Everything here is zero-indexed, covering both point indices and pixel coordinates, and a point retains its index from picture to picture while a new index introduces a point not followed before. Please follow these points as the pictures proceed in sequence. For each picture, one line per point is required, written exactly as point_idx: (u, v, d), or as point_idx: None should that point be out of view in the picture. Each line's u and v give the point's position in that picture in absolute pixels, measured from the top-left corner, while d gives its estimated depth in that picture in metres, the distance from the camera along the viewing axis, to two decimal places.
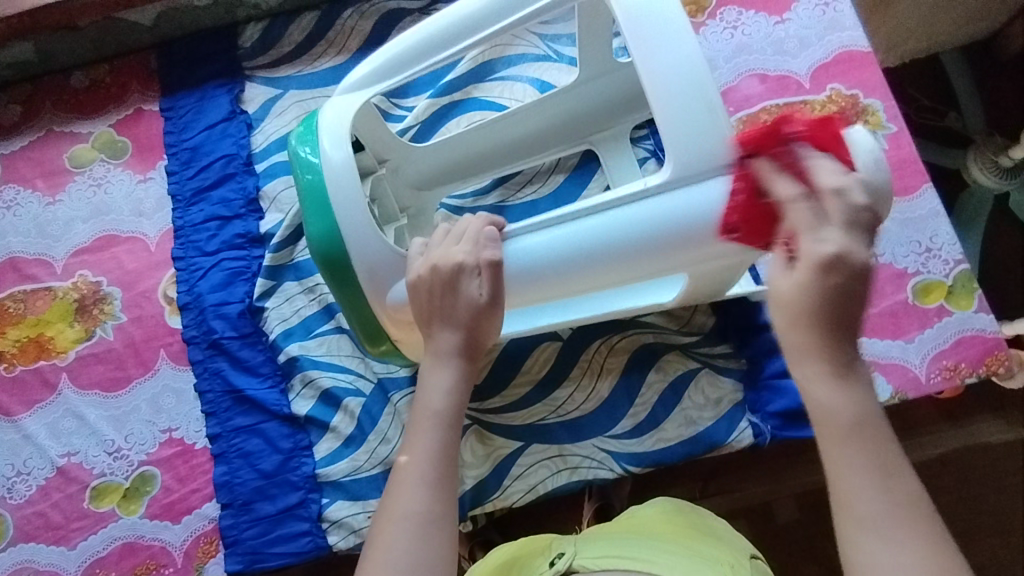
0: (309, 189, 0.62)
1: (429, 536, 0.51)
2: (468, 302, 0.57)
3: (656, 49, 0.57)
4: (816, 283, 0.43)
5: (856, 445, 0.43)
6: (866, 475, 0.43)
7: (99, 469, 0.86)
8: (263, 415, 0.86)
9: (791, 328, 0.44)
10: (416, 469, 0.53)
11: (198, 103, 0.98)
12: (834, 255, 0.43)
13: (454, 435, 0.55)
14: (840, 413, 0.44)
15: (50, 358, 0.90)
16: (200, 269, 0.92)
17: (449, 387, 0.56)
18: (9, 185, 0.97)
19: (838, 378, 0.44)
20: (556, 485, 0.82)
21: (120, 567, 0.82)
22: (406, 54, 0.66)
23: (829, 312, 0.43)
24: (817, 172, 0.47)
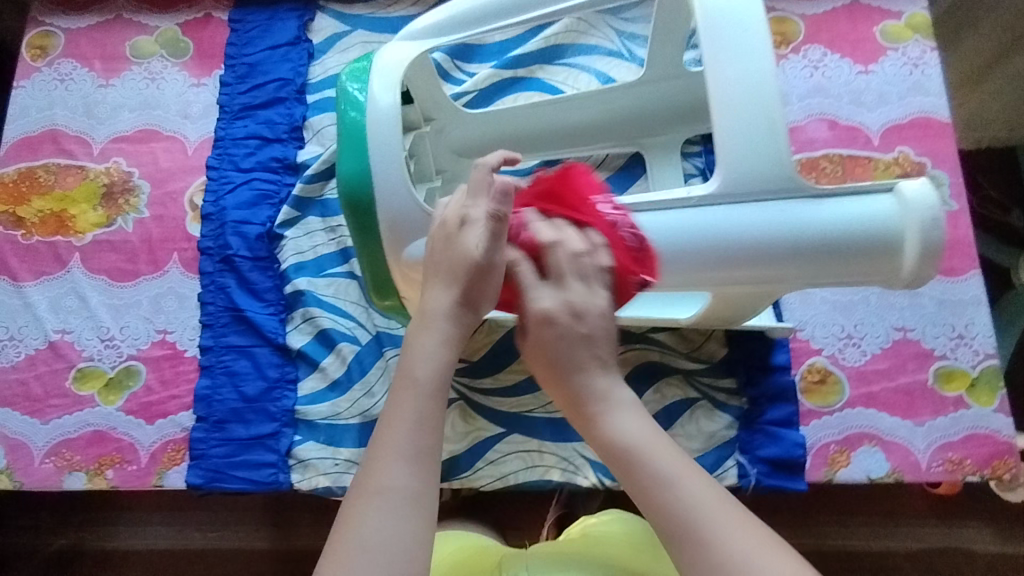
0: (350, 131, 0.61)
1: (406, 516, 0.44)
2: (462, 255, 0.52)
3: (727, 58, 0.54)
4: (536, 330, 0.50)
5: (643, 468, 0.45)
6: (666, 478, 0.45)
7: (88, 353, 0.86)
8: (258, 339, 0.86)
9: (550, 369, 0.51)
10: (397, 441, 0.46)
11: (266, 22, 0.98)
12: (577, 307, 0.50)
13: (436, 405, 0.48)
14: (618, 442, 0.47)
15: (67, 235, 0.90)
16: (230, 183, 0.91)
17: (432, 353, 0.50)
18: (67, 60, 0.98)
19: (609, 406, 0.49)
20: (527, 479, 0.81)
21: (86, 453, 0.83)
22: (474, 11, 0.64)
23: (543, 358, 0.51)
24: (537, 233, 0.53)
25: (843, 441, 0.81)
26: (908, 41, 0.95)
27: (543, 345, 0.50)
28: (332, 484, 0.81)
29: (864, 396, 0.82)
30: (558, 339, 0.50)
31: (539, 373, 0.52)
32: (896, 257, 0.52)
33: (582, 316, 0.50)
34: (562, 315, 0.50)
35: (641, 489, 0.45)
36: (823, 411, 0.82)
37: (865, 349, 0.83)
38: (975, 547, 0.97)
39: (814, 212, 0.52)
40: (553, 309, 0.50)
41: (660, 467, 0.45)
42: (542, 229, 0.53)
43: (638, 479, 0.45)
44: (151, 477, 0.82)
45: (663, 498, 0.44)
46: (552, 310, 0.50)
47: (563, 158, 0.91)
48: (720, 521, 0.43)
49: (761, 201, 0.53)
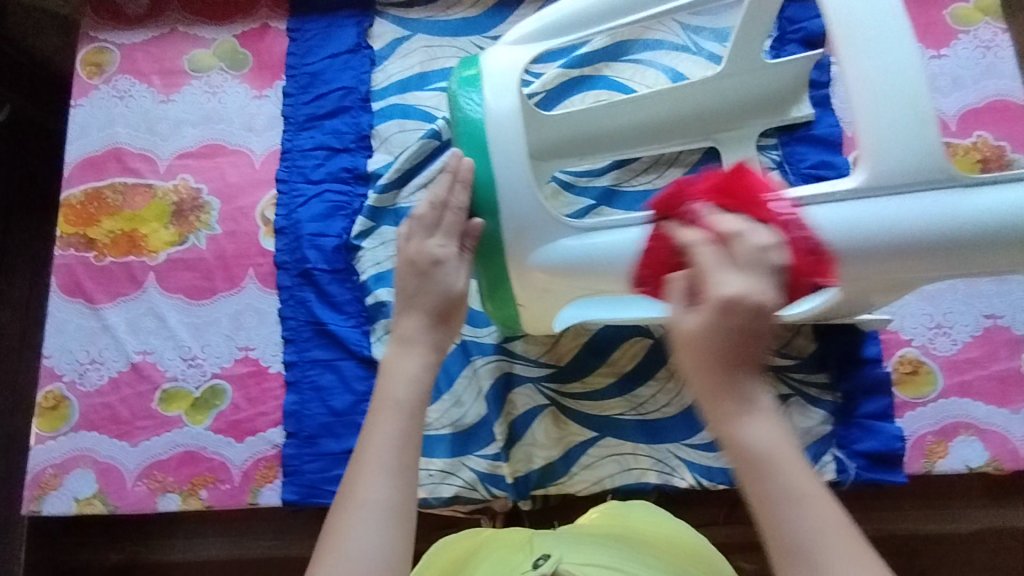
0: (470, 139, 0.61)
1: (395, 527, 0.49)
2: (443, 291, 0.59)
3: (865, 54, 0.55)
4: (711, 322, 0.46)
5: (766, 475, 0.45)
6: (788, 503, 0.44)
7: (171, 374, 0.86)
8: (342, 353, 0.85)
9: (692, 359, 0.47)
10: (380, 457, 0.51)
11: (325, 29, 0.96)
12: (738, 296, 0.46)
13: (412, 419, 0.53)
14: (749, 450, 0.46)
15: (140, 255, 0.90)
16: (302, 196, 0.90)
17: (412, 375, 0.55)
18: (124, 76, 0.97)
19: (744, 411, 0.46)
20: (623, 483, 0.81)
21: (178, 473, 0.83)
22: (579, 16, 0.64)
23: (741, 353, 0.46)
24: (718, 222, 0.51)
25: (939, 432, 0.80)
26: (980, 24, 0.93)
27: (697, 338, 0.46)
28: (428, 495, 0.80)
29: (957, 385, 0.81)
30: (733, 334, 0.45)
31: (683, 360, 0.48)
32: None
33: (755, 331, 0.46)
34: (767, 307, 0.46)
35: (767, 495, 0.45)
36: (917, 402, 0.81)
37: (955, 337, 0.83)
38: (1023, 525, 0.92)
39: (973, 203, 0.53)
40: (714, 308, 0.46)
41: (791, 467, 0.45)
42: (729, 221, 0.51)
43: (775, 484, 0.45)
44: (246, 496, 0.82)
45: (790, 502, 0.44)
46: (725, 305, 0.46)
47: (638, 156, 0.90)
48: (826, 525, 0.44)
49: (922, 192, 0.54)
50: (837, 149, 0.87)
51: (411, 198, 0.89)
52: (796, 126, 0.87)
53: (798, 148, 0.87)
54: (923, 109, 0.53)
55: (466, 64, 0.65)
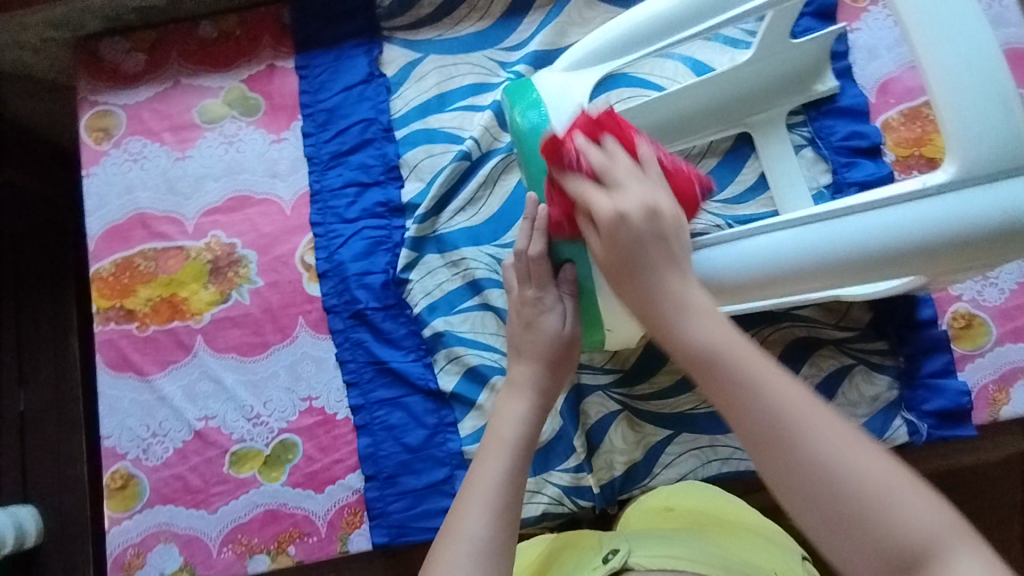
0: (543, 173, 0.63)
1: (489, 563, 0.54)
2: (548, 337, 0.65)
3: (939, 42, 0.56)
4: (629, 222, 0.51)
5: (722, 370, 0.45)
6: (748, 378, 0.44)
7: (238, 435, 0.85)
8: (407, 389, 0.85)
9: (607, 260, 0.52)
10: (483, 497, 0.57)
11: (334, 63, 0.94)
12: (643, 206, 0.52)
13: (518, 464, 0.60)
14: (696, 348, 0.47)
15: (184, 319, 0.88)
16: (340, 236, 0.89)
17: (518, 419, 0.63)
18: (134, 137, 0.94)
19: (676, 301, 0.49)
20: (706, 475, 0.82)
21: (263, 533, 0.82)
22: (623, 38, 0.66)
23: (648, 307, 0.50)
24: (590, 158, 0.54)
25: (1000, 379, 0.82)
26: None
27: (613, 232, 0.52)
28: None
29: (1011, 331, 0.83)
30: (628, 259, 0.51)
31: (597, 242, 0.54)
32: None
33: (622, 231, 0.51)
34: (655, 209, 0.52)
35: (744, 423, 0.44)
36: (975, 353, 0.83)
37: (1002, 286, 0.84)
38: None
39: None
40: (603, 221, 0.52)
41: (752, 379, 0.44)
42: (595, 156, 0.54)
43: (713, 372, 0.46)
44: (335, 545, 0.81)
45: (757, 402, 0.43)
46: (643, 209, 0.52)
47: (671, 151, 0.90)
48: (817, 422, 0.42)
49: (1001, 182, 0.54)
50: (865, 117, 0.88)
51: (451, 223, 0.88)
52: (821, 101, 0.89)
53: (828, 122, 0.89)
54: (1005, 91, 0.54)
55: (520, 93, 0.65)
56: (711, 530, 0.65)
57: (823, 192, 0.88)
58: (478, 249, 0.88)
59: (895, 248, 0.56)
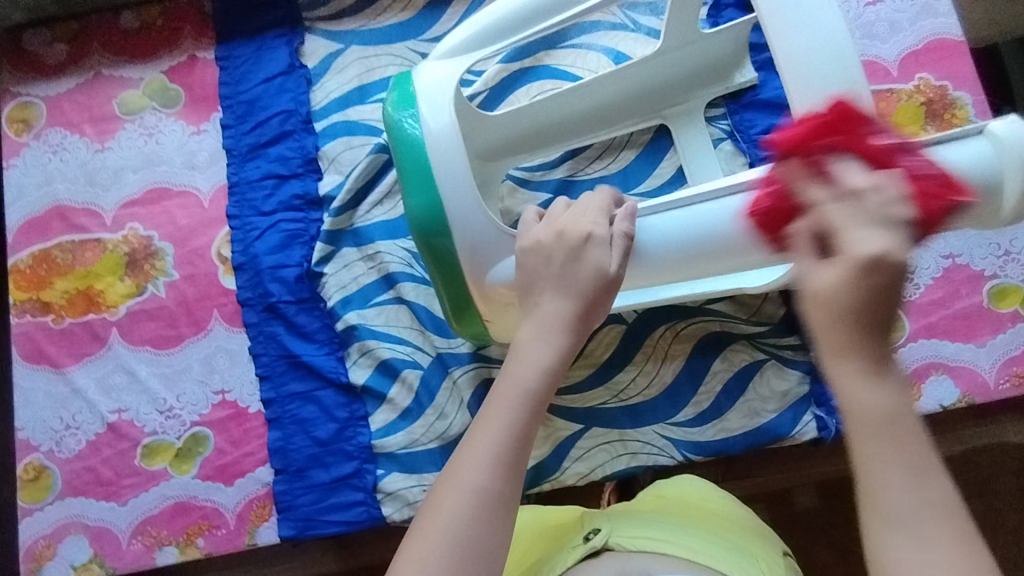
0: (415, 164, 0.64)
1: (492, 519, 0.45)
2: (590, 272, 0.53)
3: (791, 31, 0.59)
4: (855, 281, 0.34)
5: (887, 444, 0.34)
6: (907, 472, 0.34)
7: (151, 427, 0.85)
8: (319, 382, 0.84)
9: (833, 320, 0.35)
10: (488, 443, 0.47)
11: (255, 54, 0.93)
12: (879, 254, 0.34)
13: (534, 419, 0.49)
14: (873, 416, 0.35)
15: (99, 312, 0.88)
16: (255, 229, 0.88)
17: (548, 365, 0.50)
18: (55, 129, 0.94)
19: (873, 369, 0.35)
20: (616, 469, 0.82)
21: (172, 526, 0.82)
22: (498, 26, 0.67)
23: (868, 316, 0.35)
24: (842, 175, 0.39)
25: (912, 375, 0.83)
26: None
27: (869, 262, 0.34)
28: None
29: (923, 327, 0.83)
30: (862, 299, 0.34)
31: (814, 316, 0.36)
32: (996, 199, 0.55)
33: (877, 271, 0.34)
34: (886, 257, 0.34)
35: (878, 468, 0.34)
36: None
37: (917, 283, 0.84)
38: (1009, 439, 0.86)
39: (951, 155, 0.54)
40: (860, 264, 0.34)
41: (894, 458, 0.34)
42: (852, 174, 0.38)
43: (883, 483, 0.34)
44: (243, 537, 0.81)
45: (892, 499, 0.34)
46: (871, 253, 0.34)
47: (589, 143, 0.89)
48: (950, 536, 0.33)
49: None
50: (785, 110, 0.87)
51: (367, 216, 0.87)
52: (741, 92, 0.88)
53: (747, 115, 0.87)
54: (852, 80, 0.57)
55: (403, 84, 0.67)
56: (708, 529, 0.61)
57: None
58: (393, 242, 0.87)
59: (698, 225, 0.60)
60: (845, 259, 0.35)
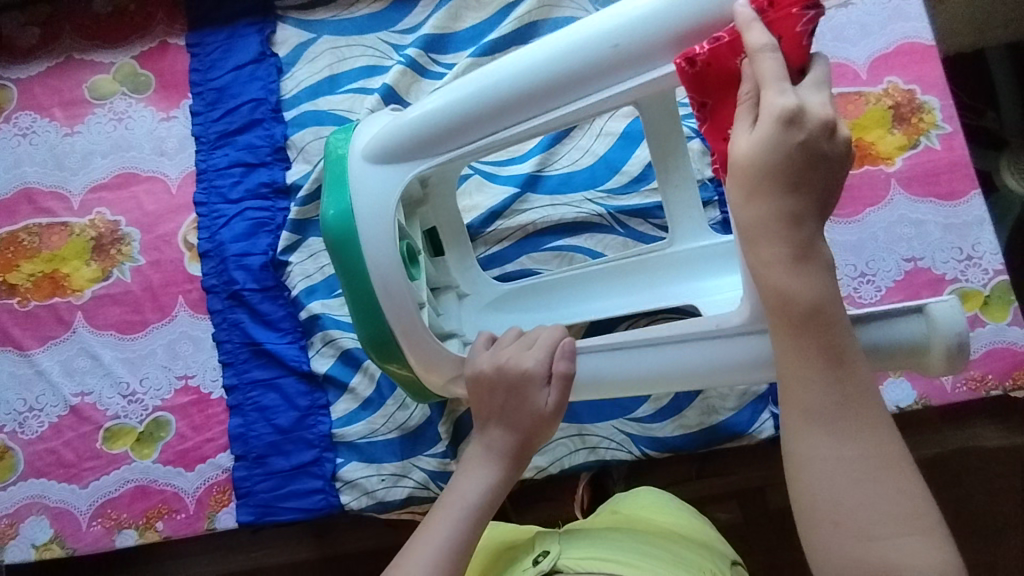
0: (354, 279, 0.65)
1: None
2: (529, 414, 0.59)
3: None
4: (773, 137, 0.43)
5: (806, 334, 0.44)
6: (812, 372, 0.44)
7: (113, 411, 0.85)
8: (282, 370, 0.85)
9: (751, 178, 0.44)
10: (428, 553, 0.54)
11: (226, 42, 0.93)
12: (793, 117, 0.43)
13: (475, 530, 0.57)
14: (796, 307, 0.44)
15: (65, 295, 0.88)
16: (222, 217, 0.89)
17: (488, 484, 0.59)
18: (25, 112, 0.94)
19: (797, 253, 0.43)
20: (574, 463, 0.83)
21: (132, 509, 0.83)
22: (422, 129, 0.62)
23: (786, 173, 0.43)
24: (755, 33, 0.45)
25: None
26: None
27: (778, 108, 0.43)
28: (381, 499, 0.81)
29: None
30: (767, 202, 0.43)
31: (732, 196, 0.45)
32: (922, 355, 0.57)
33: (797, 126, 0.43)
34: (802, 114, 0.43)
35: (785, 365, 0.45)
36: None
37: (878, 285, 0.85)
38: (984, 443, 0.87)
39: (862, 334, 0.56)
40: (778, 117, 0.43)
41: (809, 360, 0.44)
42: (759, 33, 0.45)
43: (790, 378, 0.45)
44: (202, 522, 0.82)
45: (806, 393, 0.44)
46: (784, 116, 0.43)
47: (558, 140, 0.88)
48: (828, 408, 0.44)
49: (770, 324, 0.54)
50: None
51: None
52: None
53: None
54: None
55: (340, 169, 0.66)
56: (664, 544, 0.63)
57: (707, 184, 0.87)
58: None
59: (664, 365, 0.60)
60: (768, 123, 0.43)
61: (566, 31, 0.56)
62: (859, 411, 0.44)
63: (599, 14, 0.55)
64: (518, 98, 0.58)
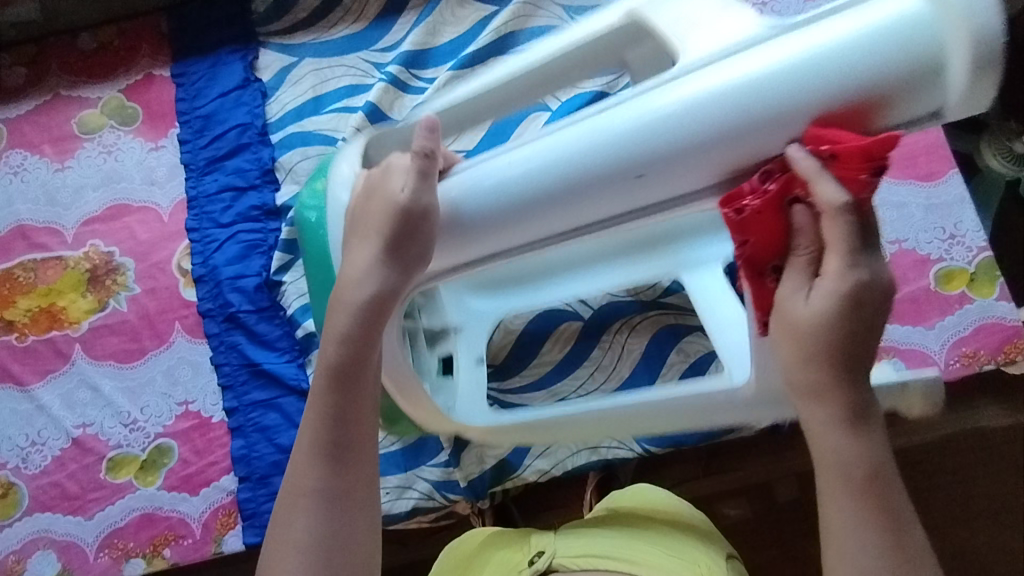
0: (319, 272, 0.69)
1: (334, 508, 0.50)
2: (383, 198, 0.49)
3: None
4: (837, 312, 0.39)
5: (855, 493, 0.43)
6: (855, 524, 0.43)
7: (115, 441, 0.85)
8: (281, 390, 0.85)
9: (801, 347, 0.41)
10: (316, 435, 0.50)
11: (210, 70, 0.95)
12: (859, 291, 0.39)
13: (343, 390, 0.50)
14: (848, 464, 0.43)
15: (62, 328, 0.89)
16: (215, 241, 0.90)
17: (343, 333, 0.50)
18: (16, 150, 0.95)
19: (852, 421, 0.42)
20: (577, 464, 0.83)
21: (138, 537, 0.83)
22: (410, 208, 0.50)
23: (839, 354, 0.41)
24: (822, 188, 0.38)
25: None
26: None
27: (847, 292, 0.39)
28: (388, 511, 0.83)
29: None
30: (812, 368, 0.42)
31: (785, 351, 0.43)
32: None
33: (862, 304, 0.40)
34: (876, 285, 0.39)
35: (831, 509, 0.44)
36: None
37: None
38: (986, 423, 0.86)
39: None
40: (849, 291, 0.39)
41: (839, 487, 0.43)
42: (828, 189, 0.38)
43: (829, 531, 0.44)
44: (210, 546, 0.82)
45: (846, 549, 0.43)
46: (854, 294, 0.39)
47: None
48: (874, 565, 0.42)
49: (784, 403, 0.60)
50: None
51: None
52: None
53: None
54: None
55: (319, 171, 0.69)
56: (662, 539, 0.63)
57: None
58: None
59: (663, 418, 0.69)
60: (841, 290, 0.39)
61: (584, 137, 0.45)
62: (914, 573, 0.42)
63: (603, 114, 0.45)
64: (507, 215, 0.48)
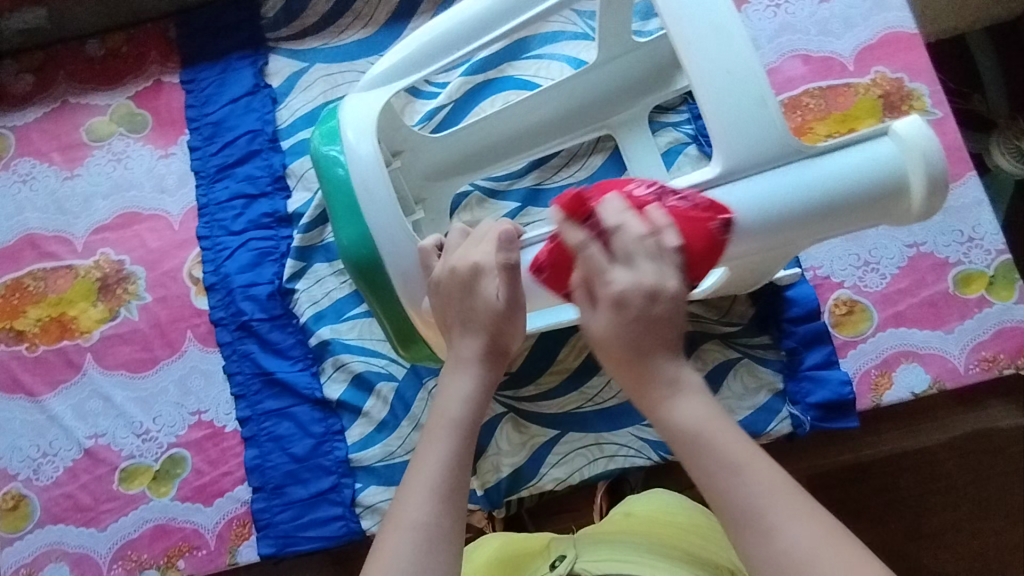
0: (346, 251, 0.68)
1: (433, 551, 0.44)
2: (485, 306, 0.52)
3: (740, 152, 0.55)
4: (615, 323, 0.46)
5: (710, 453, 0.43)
6: (730, 478, 0.42)
7: (128, 451, 0.85)
8: (295, 399, 0.84)
9: (616, 365, 0.47)
10: (428, 477, 0.47)
11: (220, 76, 0.94)
12: (652, 288, 0.45)
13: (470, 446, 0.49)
14: (683, 435, 0.44)
15: (73, 338, 0.88)
16: (226, 249, 0.89)
17: (468, 394, 0.51)
18: (24, 159, 0.94)
19: (672, 394, 0.45)
20: (593, 473, 0.83)
21: (152, 549, 0.82)
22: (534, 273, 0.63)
23: (644, 345, 0.46)
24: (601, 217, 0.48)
25: (882, 364, 0.83)
26: None
27: (622, 314, 0.46)
28: None
29: (892, 316, 0.83)
30: (634, 338, 0.45)
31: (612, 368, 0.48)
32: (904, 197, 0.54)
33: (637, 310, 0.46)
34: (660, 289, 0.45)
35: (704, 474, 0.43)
36: (857, 340, 0.83)
37: (884, 272, 0.85)
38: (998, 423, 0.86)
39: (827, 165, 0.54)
40: (616, 305, 0.46)
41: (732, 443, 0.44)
42: (607, 212, 0.48)
43: (738, 519, 0.41)
44: (224, 557, 0.81)
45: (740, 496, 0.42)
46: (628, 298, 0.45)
47: (555, 152, 0.87)
48: (769, 495, 0.41)
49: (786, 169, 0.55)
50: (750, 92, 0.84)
51: None
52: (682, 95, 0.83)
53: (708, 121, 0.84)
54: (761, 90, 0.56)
55: (330, 119, 0.70)
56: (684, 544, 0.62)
57: None
58: None
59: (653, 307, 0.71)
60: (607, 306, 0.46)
61: None
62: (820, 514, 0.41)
63: None
64: None
